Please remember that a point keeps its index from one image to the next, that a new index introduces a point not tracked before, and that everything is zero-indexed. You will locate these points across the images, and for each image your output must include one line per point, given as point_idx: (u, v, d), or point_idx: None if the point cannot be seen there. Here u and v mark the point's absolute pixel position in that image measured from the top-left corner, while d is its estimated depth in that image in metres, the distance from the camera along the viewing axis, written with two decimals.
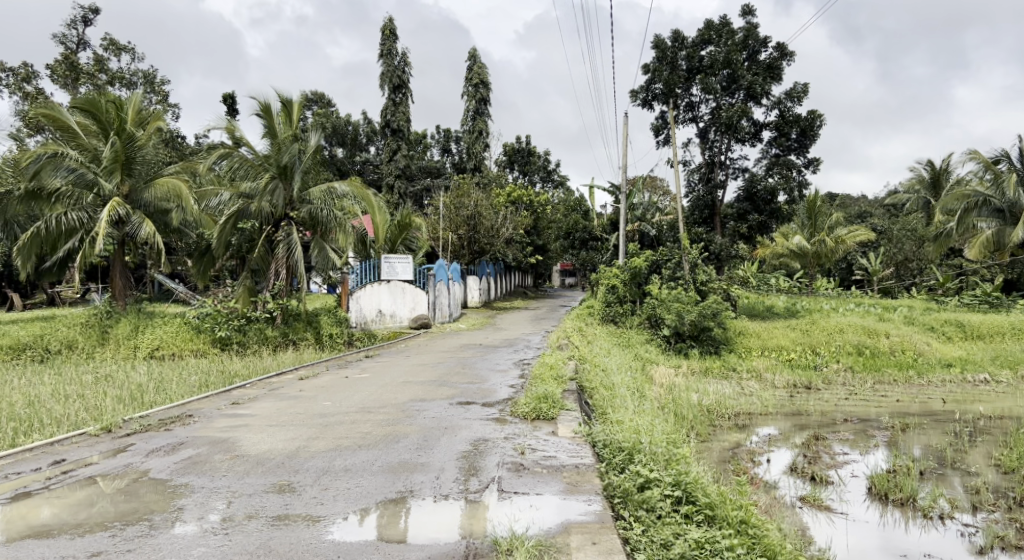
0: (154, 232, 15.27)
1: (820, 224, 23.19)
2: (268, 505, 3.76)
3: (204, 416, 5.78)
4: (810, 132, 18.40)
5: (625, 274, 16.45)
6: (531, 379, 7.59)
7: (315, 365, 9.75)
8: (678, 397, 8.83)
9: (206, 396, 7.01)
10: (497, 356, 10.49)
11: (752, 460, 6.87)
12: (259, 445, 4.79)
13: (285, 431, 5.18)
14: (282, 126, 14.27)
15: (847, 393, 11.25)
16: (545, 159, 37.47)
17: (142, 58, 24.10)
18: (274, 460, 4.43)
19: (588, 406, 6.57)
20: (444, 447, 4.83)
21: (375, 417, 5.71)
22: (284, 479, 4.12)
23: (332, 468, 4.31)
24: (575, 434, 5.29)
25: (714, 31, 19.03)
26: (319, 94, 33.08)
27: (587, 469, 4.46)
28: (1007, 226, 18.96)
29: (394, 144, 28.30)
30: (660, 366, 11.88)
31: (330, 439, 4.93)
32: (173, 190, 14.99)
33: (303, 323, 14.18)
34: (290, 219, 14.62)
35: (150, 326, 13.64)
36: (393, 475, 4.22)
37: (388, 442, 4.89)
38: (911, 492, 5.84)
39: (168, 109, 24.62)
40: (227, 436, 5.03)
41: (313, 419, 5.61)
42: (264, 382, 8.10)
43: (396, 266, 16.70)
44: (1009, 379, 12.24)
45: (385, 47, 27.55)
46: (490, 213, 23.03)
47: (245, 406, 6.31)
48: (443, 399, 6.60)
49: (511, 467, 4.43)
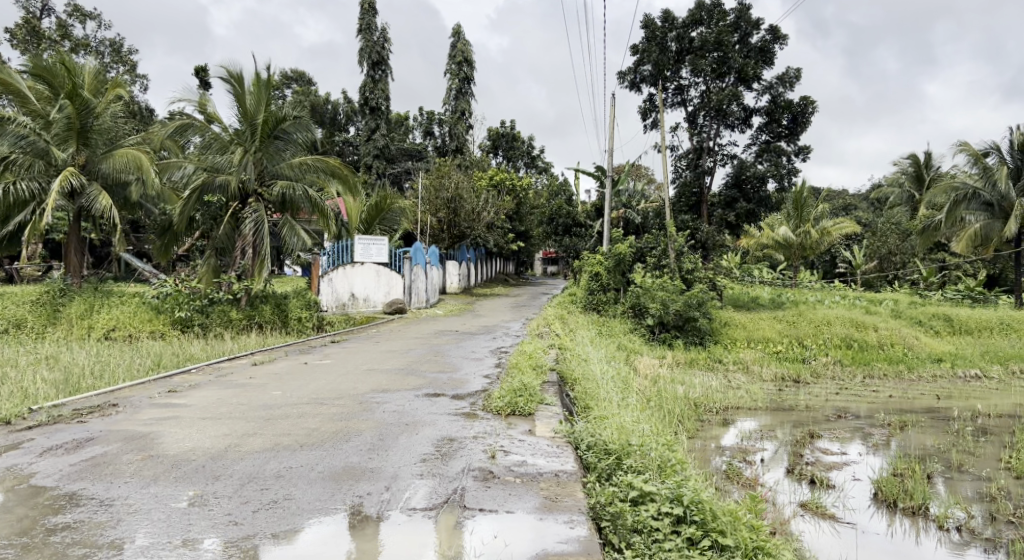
0: (111, 206, 14.30)
1: (807, 215, 22.41)
2: (165, 527, 3.06)
3: (131, 406, 5.06)
4: (801, 118, 17.93)
5: (608, 261, 15.73)
6: (507, 369, 6.96)
7: (274, 349, 9.03)
8: (664, 389, 8.25)
9: (143, 383, 6.27)
10: (473, 343, 9.86)
11: (744, 459, 6.32)
12: (181, 443, 4.09)
13: (218, 425, 4.49)
14: (252, 98, 13.21)
15: (837, 388, 10.73)
16: (529, 144, 36.78)
17: (109, 26, 22.97)
18: (193, 463, 3.74)
19: (570, 401, 5.93)
20: (403, 448, 4.17)
21: (327, 410, 5.03)
22: (197, 489, 3.42)
23: (260, 474, 3.63)
24: (555, 433, 4.65)
25: (705, 11, 18.35)
26: (298, 72, 32.06)
27: (569, 478, 3.82)
28: (997, 221, 18.46)
29: (373, 123, 27.33)
30: (644, 356, 11.37)
31: (269, 437, 4.26)
32: (134, 161, 13.91)
33: (271, 305, 13.35)
34: (259, 196, 13.74)
35: (106, 305, 12.75)
36: (334, 485, 3.54)
37: (336, 442, 4.22)
38: (921, 500, 5.30)
39: (135, 81, 23.49)
40: (149, 431, 4.33)
41: (255, 412, 4.91)
42: (213, 368, 7.38)
43: (371, 248, 15.89)
44: (1000, 375, 11.90)
45: (364, 21, 26.60)
46: (471, 197, 22.23)
47: (182, 395, 5.58)
48: (409, 390, 5.95)
49: (479, 475, 3.78)
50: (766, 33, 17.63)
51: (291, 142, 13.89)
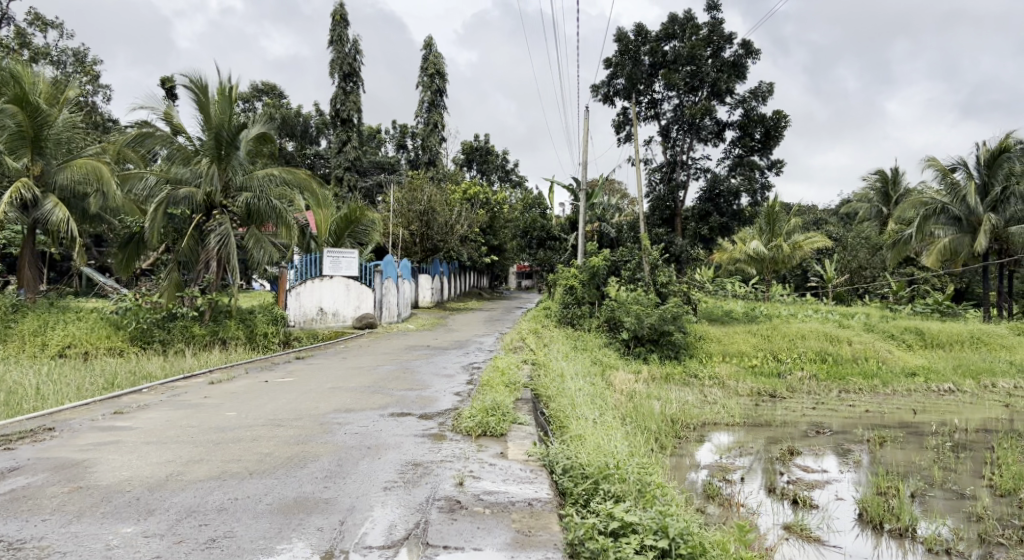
0: (68, 219, 13.69)
1: (779, 229, 22.53)
2: None
3: (69, 430, 4.68)
4: (774, 133, 18.04)
5: (583, 274, 15.44)
6: (479, 386, 6.67)
7: (235, 366, 8.61)
8: (640, 405, 8.02)
9: (87, 404, 5.83)
10: (444, 359, 9.55)
11: (724, 477, 6.11)
12: (117, 472, 3.73)
13: (162, 451, 4.13)
14: (216, 107, 12.73)
15: (813, 403, 10.60)
16: (503, 159, 36.68)
17: (72, 35, 22.33)
18: (126, 495, 3.39)
19: (545, 419, 5.67)
20: (364, 475, 3.86)
21: (285, 433, 4.70)
22: (126, 527, 3.07)
23: (200, 507, 3.29)
24: (528, 456, 4.36)
25: (678, 25, 18.45)
26: (269, 84, 31.60)
27: (543, 508, 3.53)
28: (965, 235, 18.70)
29: (344, 135, 26.97)
30: (620, 372, 11.16)
31: (217, 463, 3.91)
32: (92, 173, 13.36)
33: (236, 320, 12.86)
34: (224, 208, 13.27)
35: (61, 322, 12.15)
36: (282, 519, 3.22)
37: (289, 469, 3.88)
38: (908, 522, 5.12)
39: (98, 91, 22.83)
40: (84, 458, 3.97)
41: (205, 436, 4.55)
42: (167, 387, 6.97)
43: (340, 261, 15.45)
44: (973, 389, 11.93)
45: (335, 33, 26.31)
46: (444, 210, 21.98)
47: (128, 417, 5.20)
48: (374, 410, 5.63)
49: (444, 505, 3.49)
50: (739, 48, 17.73)
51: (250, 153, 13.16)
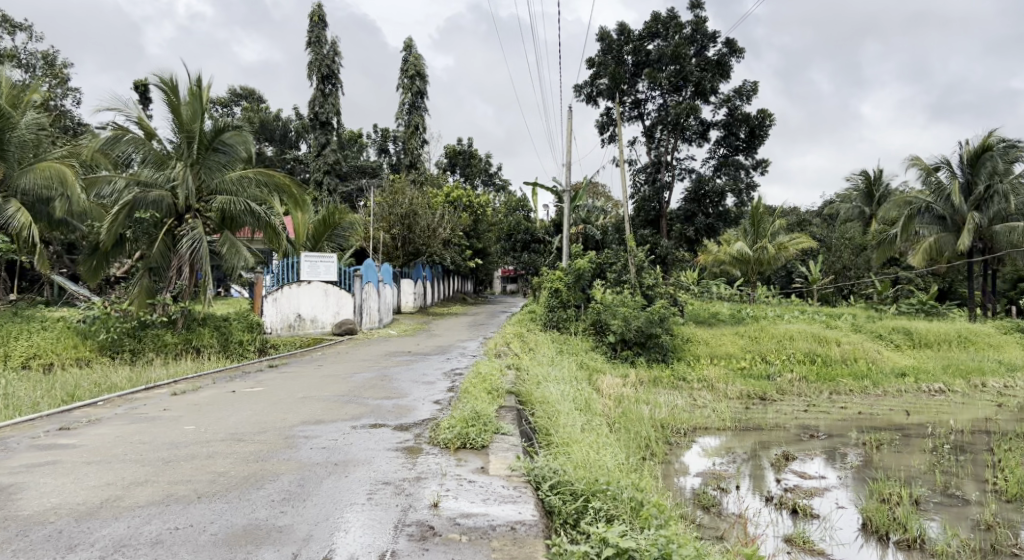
0: (31, 224, 13.13)
1: (765, 231, 22.36)
2: None
3: (5, 450, 4.26)
4: (759, 132, 17.89)
5: (568, 277, 15.06)
6: (460, 394, 6.31)
7: (203, 375, 8.20)
8: (628, 409, 7.69)
9: (32, 420, 5.39)
10: (425, 365, 9.18)
11: (718, 486, 5.79)
12: (46, 499, 3.33)
13: (103, 473, 3.72)
14: (188, 108, 12.25)
15: (805, 405, 10.36)
16: (486, 162, 36.38)
17: (41, 38, 21.72)
18: (51, 528, 3.00)
19: (528, 428, 5.32)
20: (327, 497, 3.48)
21: (246, 448, 4.32)
22: None
23: (133, 540, 2.91)
24: (511, 471, 4.01)
25: (661, 24, 18.28)
26: (248, 89, 31.09)
27: (528, 532, 3.18)
28: (949, 234, 18.70)
29: (323, 138, 26.43)
30: (607, 376, 10.85)
31: (162, 486, 3.53)
32: (56, 176, 12.75)
33: (210, 328, 12.37)
34: (196, 213, 12.77)
35: (23, 333, 11.50)
36: (227, 552, 2.84)
37: (243, 491, 3.50)
38: (916, 532, 4.82)
39: (68, 94, 22.16)
40: (13, 483, 3.56)
41: (155, 453, 4.14)
42: (126, 399, 6.55)
43: (318, 266, 14.98)
44: (964, 389, 11.76)
45: (313, 35, 25.83)
46: (425, 213, 21.61)
47: (75, 433, 4.78)
48: (345, 421, 5.25)
49: (416, 532, 3.12)
50: (724, 47, 17.56)
51: (224, 155, 12.70)
